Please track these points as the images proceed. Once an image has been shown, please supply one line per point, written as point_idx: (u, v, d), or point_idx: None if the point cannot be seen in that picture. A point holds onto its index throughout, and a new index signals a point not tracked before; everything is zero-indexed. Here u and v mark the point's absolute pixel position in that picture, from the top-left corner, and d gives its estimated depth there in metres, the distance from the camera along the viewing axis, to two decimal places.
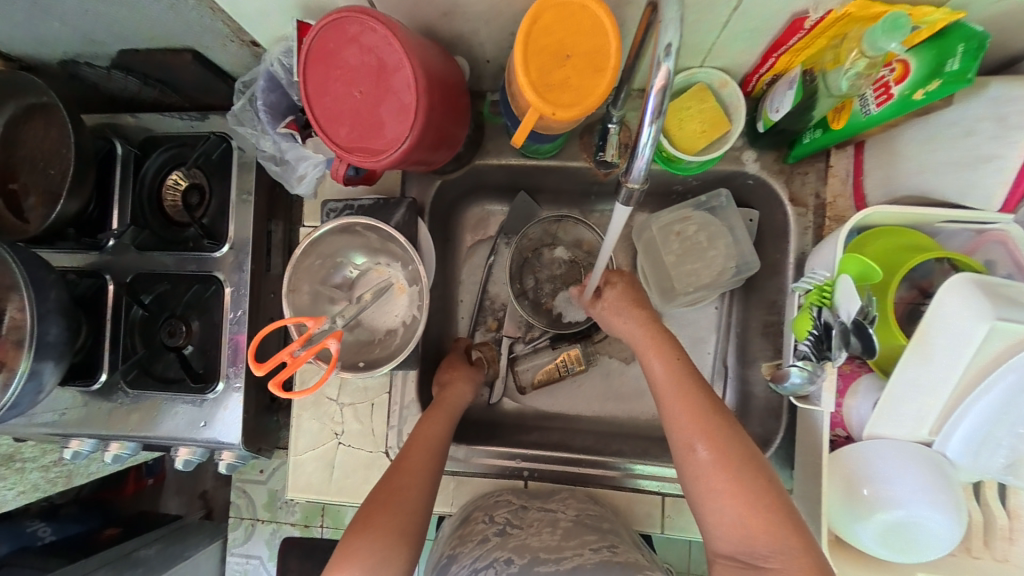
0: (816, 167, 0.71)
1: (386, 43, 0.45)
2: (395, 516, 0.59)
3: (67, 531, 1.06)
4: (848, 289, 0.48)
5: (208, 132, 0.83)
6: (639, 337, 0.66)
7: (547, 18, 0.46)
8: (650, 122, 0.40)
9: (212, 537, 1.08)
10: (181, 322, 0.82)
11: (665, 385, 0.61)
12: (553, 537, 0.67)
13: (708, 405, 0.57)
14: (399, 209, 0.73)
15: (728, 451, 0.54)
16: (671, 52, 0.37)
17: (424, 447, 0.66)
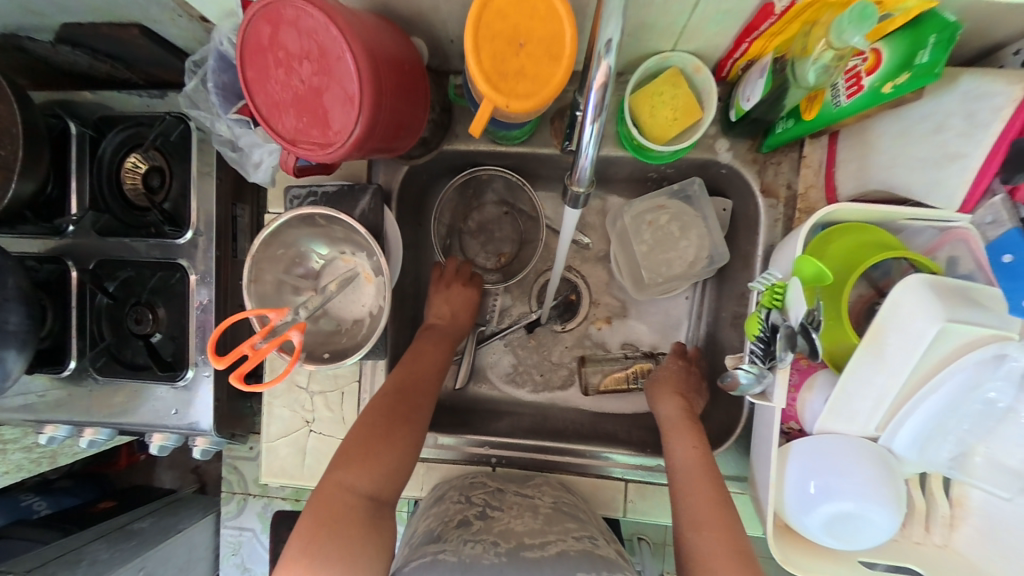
0: (789, 156, 0.70)
1: (325, 27, 0.42)
2: (401, 430, 0.63)
3: (63, 504, 1.09)
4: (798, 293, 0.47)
5: (165, 111, 0.79)
6: (670, 421, 0.69)
7: (499, 4, 0.44)
8: (592, 119, 0.38)
9: (206, 511, 1.09)
10: (148, 309, 0.81)
11: (690, 471, 0.62)
12: (536, 521, 0.67)
13: (725, 499, 0.59)
14: (363, 196, 0.72)
15: (734, 550, 0.54)
16: (612, 48, 0.35)
17: (423, 371, 0.69)
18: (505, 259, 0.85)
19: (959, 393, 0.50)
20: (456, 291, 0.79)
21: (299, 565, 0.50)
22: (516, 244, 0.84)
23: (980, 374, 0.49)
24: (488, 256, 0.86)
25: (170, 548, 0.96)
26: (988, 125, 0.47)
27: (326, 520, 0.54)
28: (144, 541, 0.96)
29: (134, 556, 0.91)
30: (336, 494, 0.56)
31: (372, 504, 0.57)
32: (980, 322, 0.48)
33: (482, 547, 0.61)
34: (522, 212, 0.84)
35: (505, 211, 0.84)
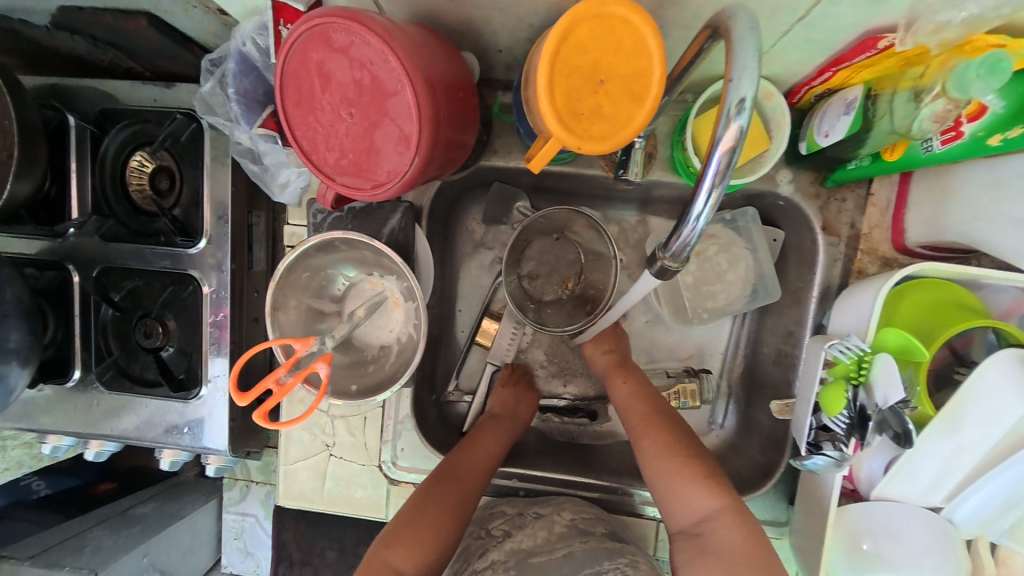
0: (855, 193, 0.65)
1: (382, 57, 0.36)
2: (445, 525, 0.62)
3: (63, 484, 0.99)
4: (894, 375, 0.46)
5: (174, 107, 0.72)
6: (605, 364, 0.72)
7: (580, 34, 0.38)
8: (708, 185, 0.36)
9: (209, 495, 1.02)
10: (157, 322, 0.76)
11: (629, 404, 0.68)
12: (545, 539, 0.67)
13: (657, 405, 0.68)
14: (394, 214, 0.67)
15: (681, 447, 0.62)
16: (744, 108, 0.33)
17: (478, 461, 0.68)
18: (570, 289, 0.79)
19: None
20: (523, 394, 0.77)
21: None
22: (580, 269, 0.78)
23: None
24: (552, 288, 0.79)
25: (174, 534, 0.91)
26: None
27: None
28: (148, 527, 0.91)
29: (139, 543, 0.87)
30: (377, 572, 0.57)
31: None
32: None
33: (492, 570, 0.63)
34: (578, 237, 0.77)
35: (556, 237, 0.78)
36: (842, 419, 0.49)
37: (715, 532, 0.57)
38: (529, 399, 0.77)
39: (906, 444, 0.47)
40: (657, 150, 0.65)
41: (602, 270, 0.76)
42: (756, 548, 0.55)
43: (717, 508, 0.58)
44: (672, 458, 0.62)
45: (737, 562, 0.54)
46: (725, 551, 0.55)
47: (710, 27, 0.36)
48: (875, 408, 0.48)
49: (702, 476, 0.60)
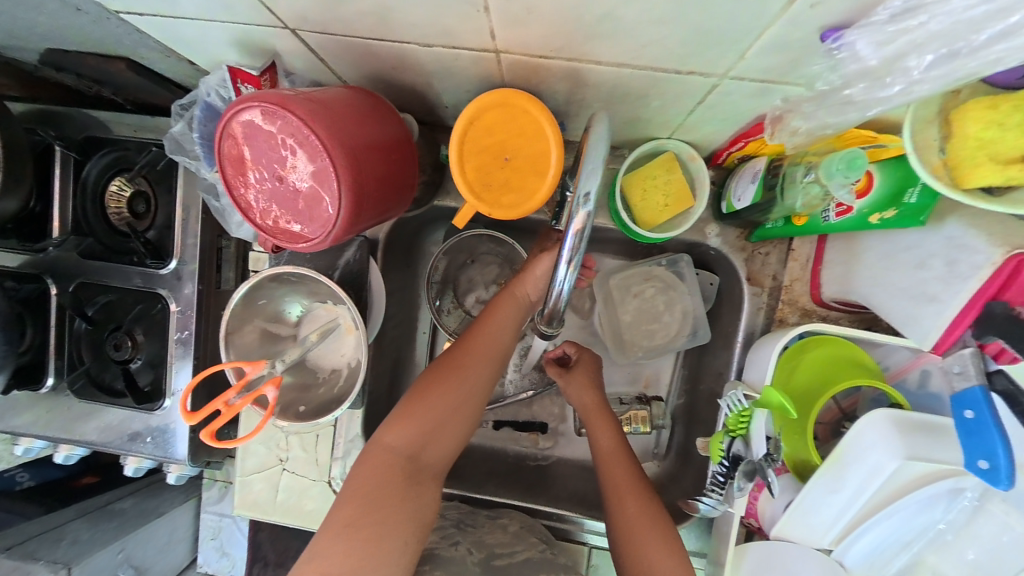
0: (778, 248, 0.70)
1: (307, 136, 0.41)
2: (443, 409, 0.61)
3: (48, 475, 1.02)
4: (762, 427, 0.56)
5: (152, 138, 0.78)
6: (587, 405, 0.71)
7: (486, 119, 0.43)
8: (568, 257, 0.42)
9: (187, 494, 1.08)
10: (127, 335, 0.79)
11: (613, 454, 0.68)
12: (505, 535, 0.74)
13: (630, 467, 0.67)
14: (350, 247, 0.72)
15: (645, 520, 0.62)
16: (589, 200, 0.39)
17: (482, 339, 0.64)
18: None
19: (913, 521, 0.53)
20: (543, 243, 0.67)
21: (342, 511, 0.55)
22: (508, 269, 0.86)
23: (932, 501, 0.51)
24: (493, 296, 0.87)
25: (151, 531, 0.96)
26: (967, 278, 0.45)
27: (363, 484, 0.57)
28: (125, 522, 0.95)
29: (113, 539, 0.90)
30: (380, 454, 0.59)
31: (407, 465, 0.58)
32: (941, 458, 0.49)
33: (464, 550, 0.71)
34: (488, 249, 0.85)
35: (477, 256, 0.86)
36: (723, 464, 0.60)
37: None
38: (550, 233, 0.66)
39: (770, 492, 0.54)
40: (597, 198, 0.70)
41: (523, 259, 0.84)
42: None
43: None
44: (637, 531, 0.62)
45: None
46: None
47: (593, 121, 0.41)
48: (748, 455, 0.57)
49: (660, 541, 0.60)
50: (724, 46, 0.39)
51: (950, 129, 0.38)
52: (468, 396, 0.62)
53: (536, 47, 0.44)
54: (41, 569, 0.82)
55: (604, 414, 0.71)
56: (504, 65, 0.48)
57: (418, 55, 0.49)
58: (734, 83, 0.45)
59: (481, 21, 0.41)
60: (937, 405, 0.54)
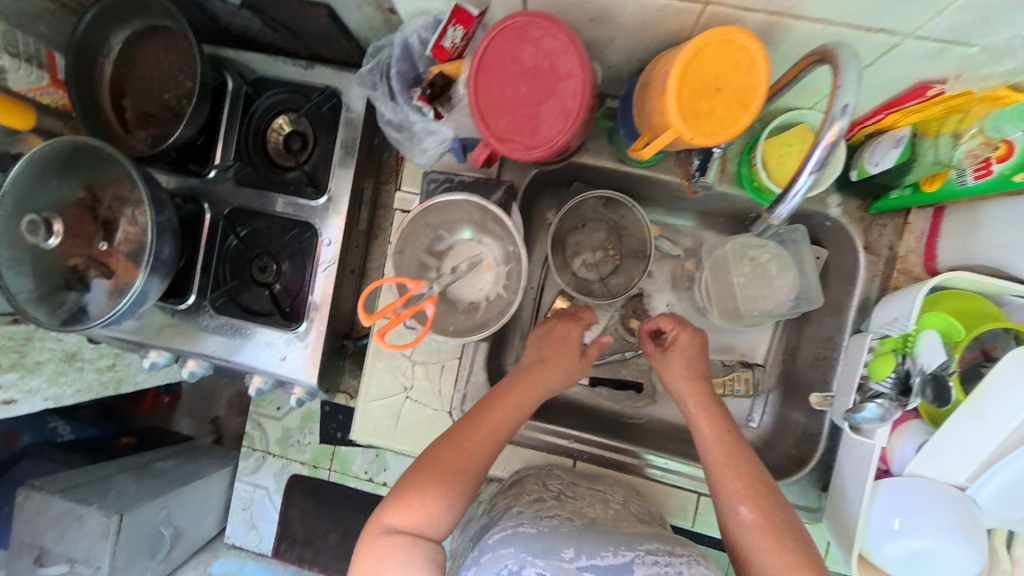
0: (894, 221, 0.76)
1: (565, 51, 0.48)
2: (464, 464, 0.64)
3: (83, 433, 1.52)
4: (938, 345, 0.56)
5: (320, 83, 0.86)
6: (692, 403, 0.74)
7: (708, 52, 0.50)
8: (810, 170, 0.46)
9: (221, 463, 1.49)
10: (273, 260, 0.85)
11: (720, 463, 0.67)
12: (606, 511, 0.71)
13: (749, 457, 0.67)
14: (497, 191, 0.79)
15: (770, 510, 0.61)
16: (847, 112, 0.44)
17: (518, 396, 0.72)
18: (616, 255, 0.92)
19: None
20: (564, 347, 0.80)
21: (384, 515, 0.60)
22: (616, 236, 0.92)
23: None
24: (598, 259, 0.93)
25: (186, 492, 1.31)
26: None
27: (406, 500, 0.60)
28: (163, 481, 1.33)
29: (158, 495, 1.26)
30: (417, 482, 0.62)
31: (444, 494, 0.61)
32: None
33: (560, 518, 0.65)
34: (598, 216, 0.91)
35: (586, 222, 0.92)
36: (891, 379, 0.58)
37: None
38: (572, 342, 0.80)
39: (946, 404, 0.54)
40: (727, 165, 0.78)
41: (633, 223, 0.90)
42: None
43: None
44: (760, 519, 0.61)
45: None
46: None
47: (818, 55, 0.48)
48: (919, 370, 0.56)
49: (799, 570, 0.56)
50: (931, 4, 0.46)
51: None
52: (508, 419, 0.70)
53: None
54: (93, 512, 1.12)
55: (707, 401, 0.73)
56: (708, 17, 0.56)
57: (627, 6, 0.57)
58: (912, 44, 0.53)
59: None
60: None
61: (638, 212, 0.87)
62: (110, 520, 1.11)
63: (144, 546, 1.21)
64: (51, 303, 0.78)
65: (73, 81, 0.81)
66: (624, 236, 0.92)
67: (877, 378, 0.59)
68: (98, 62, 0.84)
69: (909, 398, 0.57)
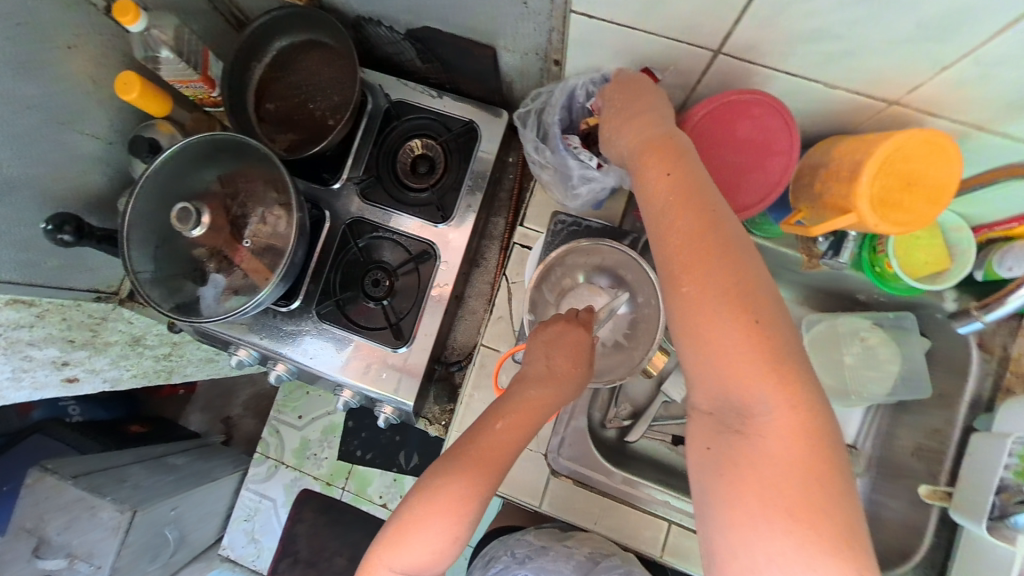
0: (1009, 323, 0.78)
1: (780, 130, 0.53)
2: (492, 472, 0.57)
3: (94, 415, 1.50)
4: None
5: (457, 114, 0.89)
6: (635, 158, 0.53)
7: (910, 149, 0.52)
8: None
9: (236, 466, 1.43)
10: (386, 276, 0.85)
11: (679, 255, 0.47)
12: (567, 565, 0.80)
13: (733, 270, 0.45)
14: (626, 240, 0.81)
15: (768, 360, 0.43)
16: None
17: (527, 410, 0.59)
18: None
19: None
20: (567, 343, 0.64)
21: (391, 532, 0.56)
22: None
23: None
24: None
25: (200, 495, 1.25)
26: None
27: (417, 517, 0.55)
28: (178, 480, 1.26)
29: (172, 495, 1.18)
30: (429, 493, 0.55)
31: (454, 514, 0.55)
32: None
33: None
34: None
35: None
36: None
37: (754, 508, 0.43)
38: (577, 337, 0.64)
39: None
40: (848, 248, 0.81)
41: None
42: (809, 531, 0.41)
43: (762, 447, 0.44)
44: (770, 394, 0.43)
45: (767, 536, 0.42)
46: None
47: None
48: None
49: (783, 501, 0.42)
50: None
51: None
52: (532, 427, 0.59)
53: (943, 105, 0.55)
54: (108, 505, 1.06)
55: (682, 193, 0.48)
56: (888, 114, 0.59)
57: (813, 93, 0.61)
58: None
59: (924, 78, 0.52)
60: None
61: None
62: (123, 516, 1.04)
63: (149, 547, 1.13)
64: (170, 287, 0.76)
65: (228, 81, 0.84)
66: None
67: None
68: (252, 66, 0.88)
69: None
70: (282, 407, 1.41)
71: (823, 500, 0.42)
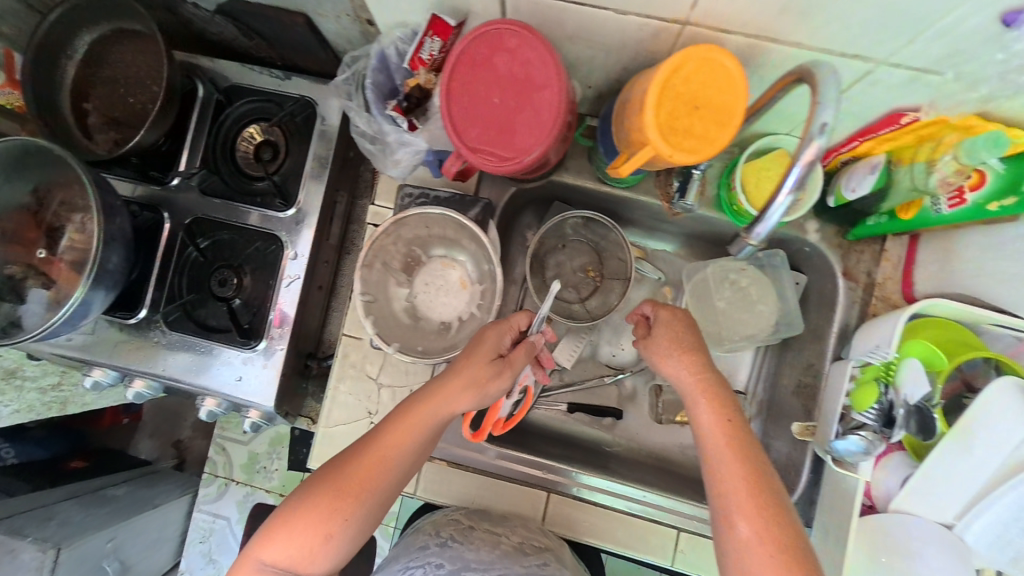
0: (872, 248, 0.75)
1: (540, 60, 0.47)
2: (369, 484, 0.59)
3: (29, 454, 1.25)
4: (919, 375, 0.56)
5: (294, 92, 0.84)
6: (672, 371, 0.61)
7: (688, 69, 0.49)
8: (787, 190, 0.47)
9: (184, 491, 1.27)
10: (233, 273, 0.80)
11: (708, 429, 0.55)
12: (490, 554, 0.74)
13: (741, 436, 0.54)
14: (474, 207, 0.75)
15: (746, 483, 0.51)
16: (825, 130, 0.44)
17: (415, 419, 0.61)
18: (597, 275, 0.91)
19: None
20: (475, 352, 0.65)
21: (272, 533, 0.57)
22: (598, 257, 0.90)
23: None
24: (578, 278, 0.91)
25: (141, 523, 1.12)
26: None
27: (296, 523, 0.56)
28: (115, 511, 1.13)
29: (107, 526, 1.06)
30: (310, 498, 0.58)
31: (330, 520, 0.57)
32: None
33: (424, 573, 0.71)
34: (581, 236, 0.90)
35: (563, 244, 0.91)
36: (875, 410, 0.57)
37: None
38: (484, 349, 0.64)
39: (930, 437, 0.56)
40: (706, 190, 0.78)
41: (615, 244, 0.89)
42: None
43: (752, 558, 0.48)
44: (748, 515, 0.50)
45: None
46: None
47: (798, 74, 0.49)
48: (904, 400, 0.57)
49: None
50: (902, 29, 0.46)
51: None
52: (421, 435, 0.62)
53: (725, 20, 0.51)
54: (29, 546, 0.93)
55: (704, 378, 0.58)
56: (685, 36, 0.55)
57: (607, 23, 0.56)
58: (887, 72, 0.53)
59: None
60: None
61: (619, 235, 0.86)
62: (47, 554, 0.93)
63: None
64: None
65: (31, 80, 0.77)
66: (605, 262, 0.90)
67: (863, 408, 0.58)
68: (60, 62, 0.80)
69: (892, 429, 0.57)
70: (227, 424, 1.23)
71: (802, 571, 0.47)
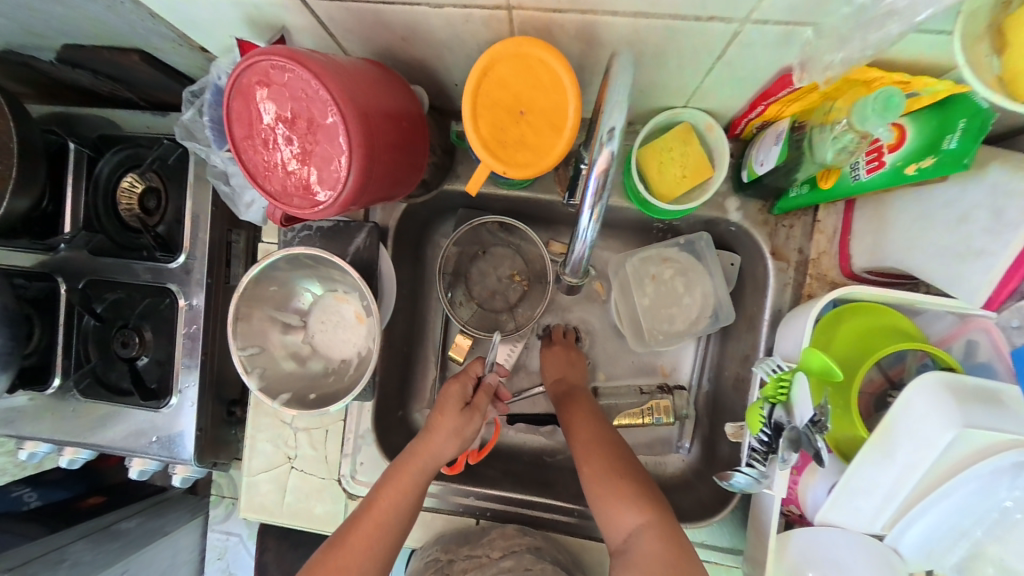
0: (802, 220, 0.67)
1: (314, 90, 0.41)
2: (365, 553, 0.61)
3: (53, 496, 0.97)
4: (806, 394, 0.50)
5: (166, 133, 0.78)
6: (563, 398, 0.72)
7: (500, 72, 0.43)
8: (591, 204, 0.43)
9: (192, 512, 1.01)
10: (135, 332, 0.78)
11: (580, 426, 0.68)
12: None
13: (596, 414, 0.70)
14: (359, 233, 0.70)
15: (599, 447, 0.65)
16: (614, 136, 0.39)
17: (404, 475, 0.65)
18: (524, 280, 0.82)
19: (970, 500, 0.47)
20: (446, 406, 0.69)
21: None
22: (520, 258, 0.82)
23: (996, 477, 0.46)
24: (503, 287, 0.83)
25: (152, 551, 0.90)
26: (1015, 225, 0.43)
27: None
28: (128, 542, 0.90)
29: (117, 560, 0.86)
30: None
31: None
32: (998, 427, 0.44)
33: None
34: (499, 241, 0.81)
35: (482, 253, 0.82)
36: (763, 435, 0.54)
37: (618, 512, 0.60)
38: (453, 401, 0.69)
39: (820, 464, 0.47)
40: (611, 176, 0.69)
41: (531, 249, 0.80)
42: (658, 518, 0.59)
43: (596, 482, 0.62)
44: (596, 465, 0.63)
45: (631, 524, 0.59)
46: (647, 562, 0.56)
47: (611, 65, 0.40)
48: (790, 424, 0.51)
49: (631, 494, 0.60)
50: None
51: (1003, 41, 0.35)
52: (412, 494, 0.65)
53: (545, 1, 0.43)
54: None
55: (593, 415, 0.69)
56: (515, 23, 0.47)
57: (427, 21, 0.49)
58: (756, 30, 0.44)
59: None
60: (988, 373, 0.50)
61: (535, 240, 0.78)
62: None
63: None
64: None
65: None
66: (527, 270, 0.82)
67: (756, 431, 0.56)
68: None
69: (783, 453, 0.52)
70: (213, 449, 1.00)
71: (634, 484, 0.62)
